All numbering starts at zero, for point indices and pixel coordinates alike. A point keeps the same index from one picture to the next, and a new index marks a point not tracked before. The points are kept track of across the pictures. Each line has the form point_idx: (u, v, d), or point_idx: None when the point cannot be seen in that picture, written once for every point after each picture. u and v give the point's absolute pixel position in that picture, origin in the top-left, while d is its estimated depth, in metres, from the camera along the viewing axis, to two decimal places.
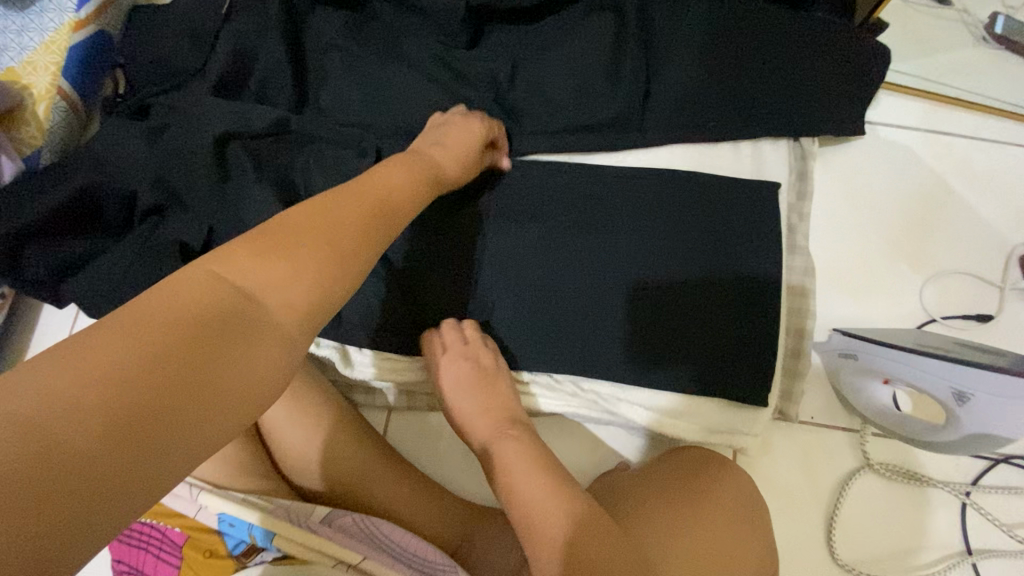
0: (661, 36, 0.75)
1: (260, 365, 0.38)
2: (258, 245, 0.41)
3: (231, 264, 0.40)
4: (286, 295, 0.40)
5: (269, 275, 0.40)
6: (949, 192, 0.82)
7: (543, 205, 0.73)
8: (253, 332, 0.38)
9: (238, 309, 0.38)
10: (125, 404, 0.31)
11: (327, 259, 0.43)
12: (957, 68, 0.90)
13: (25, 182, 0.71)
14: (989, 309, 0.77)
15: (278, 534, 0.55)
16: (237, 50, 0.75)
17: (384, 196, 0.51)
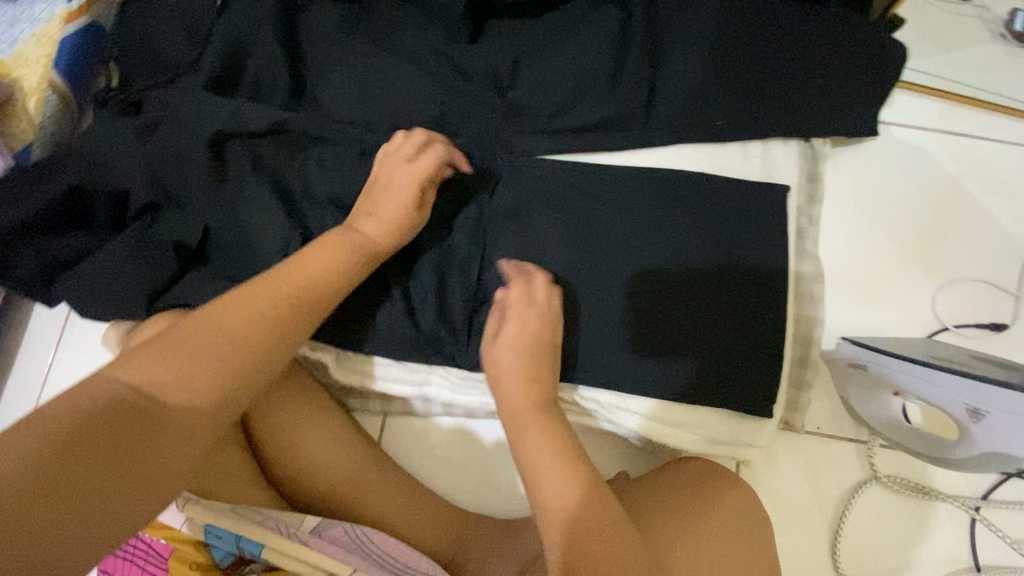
0: (667, 32, 0.72)
1: (180, 440, 0.43)
2: (175, 340, 0.45)
3: (139, 367, 0.43)
4: (193, 397, 0.43)
5: (166, 375, 0.43)
6: (964, 196, 0.79)
7: (563, 210, 0.70)
8: (154, 429, 0.42)
9: (146, 409, 0.42)
10: (38, 481, 0.37)
11: (247, 333, 0.47)
12: (975, 66, 0.87)
13: (14, 178, 0.69)
14: (1003, 318, 0.74)
15: (268, 546, 0.54)
16: (231, 44, 0.73)
17: (306, 273, 0.54)
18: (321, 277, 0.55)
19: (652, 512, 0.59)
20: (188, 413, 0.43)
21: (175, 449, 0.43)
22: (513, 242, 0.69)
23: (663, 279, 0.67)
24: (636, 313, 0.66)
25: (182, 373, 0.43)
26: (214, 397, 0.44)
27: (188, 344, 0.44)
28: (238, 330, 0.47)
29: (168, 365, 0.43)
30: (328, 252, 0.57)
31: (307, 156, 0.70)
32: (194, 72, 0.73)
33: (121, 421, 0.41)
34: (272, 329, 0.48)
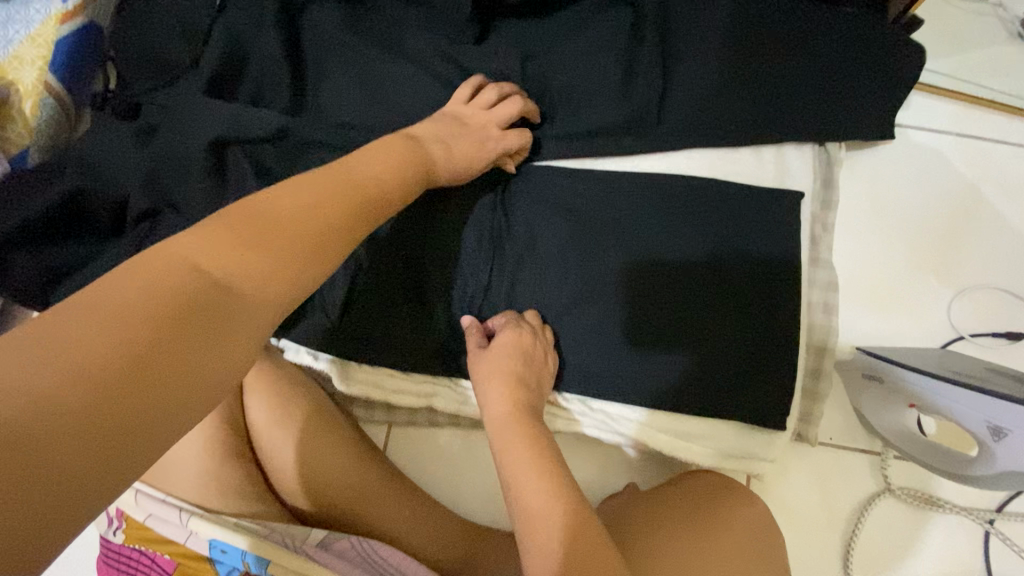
0: (679, 33, 0.70)
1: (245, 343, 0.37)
2: (239, 233, 0.40)
3: (207, 247, 0.38)
4: (266, 280, 0.39)
5: (241, 267, 0.38)
6: (981, 201, 0.78)
7: (578, 222, 0.68)
8: (231, 322, 0.36)
9: (213, 303, 0.36)
10: (106, 394, 0.30)
11: (311, 244, 0.43)
12: (994, 66, 0.85)
13: (10, 184, 0.68)
14: (1020, 326, 0.73)
15: (273, 561, 0.52)
16: (231, 46, 0.71)
17: (368, 190, 0.50)
18: (380, 199, 0.50)
19: (662, 525, 0.58)
20: (254, 307, 0.38)
21: (254, 344, 0.38)
22: (526, 255, 0.68)
23: (675, 287, 0.65)
24: (648, 324, 0.65)
25: (244, 272, 0.38)
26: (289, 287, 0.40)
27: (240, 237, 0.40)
28: (294, 232, 0.42)
29: (223, 259, 0.38)
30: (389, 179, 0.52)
31: (309, 160, 0.68)
32: (194, 75, 0.71)
33: (181, 312, 0.34)
34: (337, 236, 0.45)
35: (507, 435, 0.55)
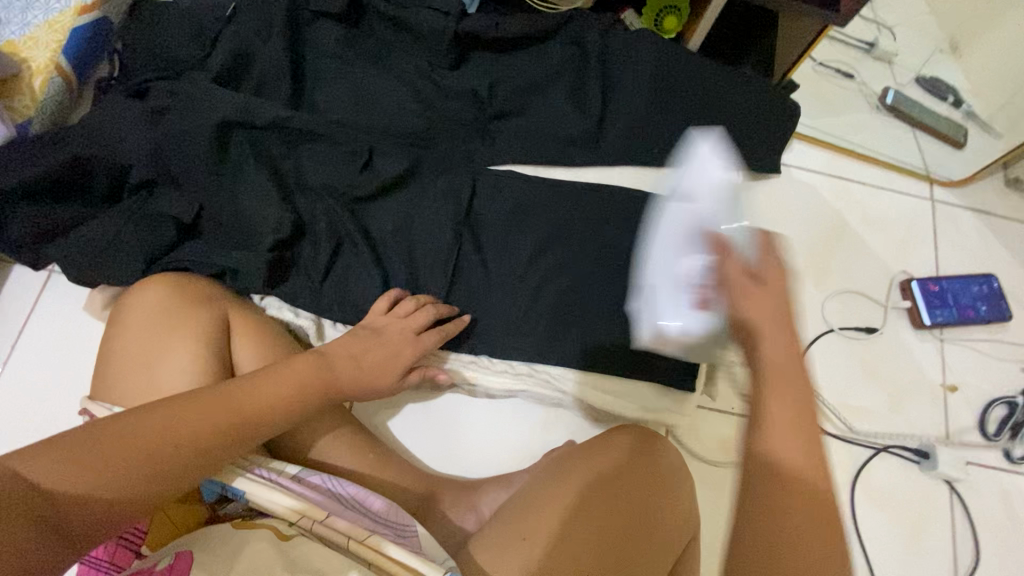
0: (617, 75, 0.87)
1: (55, 541, 0.48)
2: (86, 452, 0.49)
3: (40, 467, 0.48)
4: (94, 488, 0.49)
5: (47, 469, 0.48)
6: (848, 226, 0.98)
7: (534, 214, 0.83)
8: (32, 524, 0.47)
9: (16, 503, 0.47)
10: None
11: (125, 467, 0.50)
12: (857, 128, 1.10)
13: (20, 144, 0.74)
14: (875, 323, 0.92)
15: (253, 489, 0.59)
16: (236, 48, 0.81)
17: (245, 410, 0.58)
18: (261, 416, 0.59)
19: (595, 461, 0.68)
20: (93, 509, 0.50)
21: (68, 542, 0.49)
22: (489, 241, 0.82)
23: (608, 274, 0.80)
24: (587, 298, 0.79)
25: (80, 487, 0.49)
26: (127, 504, 0.51)
27: (84, 452, 0.49)
28: (163, 449, 0.52)
29: (69, 472, 0.48)
30: (276, 397, 0.60)
31: (304, 147, 0.79)
32: (202, 70, 0.82)
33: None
34: (191, 445, 0.54)
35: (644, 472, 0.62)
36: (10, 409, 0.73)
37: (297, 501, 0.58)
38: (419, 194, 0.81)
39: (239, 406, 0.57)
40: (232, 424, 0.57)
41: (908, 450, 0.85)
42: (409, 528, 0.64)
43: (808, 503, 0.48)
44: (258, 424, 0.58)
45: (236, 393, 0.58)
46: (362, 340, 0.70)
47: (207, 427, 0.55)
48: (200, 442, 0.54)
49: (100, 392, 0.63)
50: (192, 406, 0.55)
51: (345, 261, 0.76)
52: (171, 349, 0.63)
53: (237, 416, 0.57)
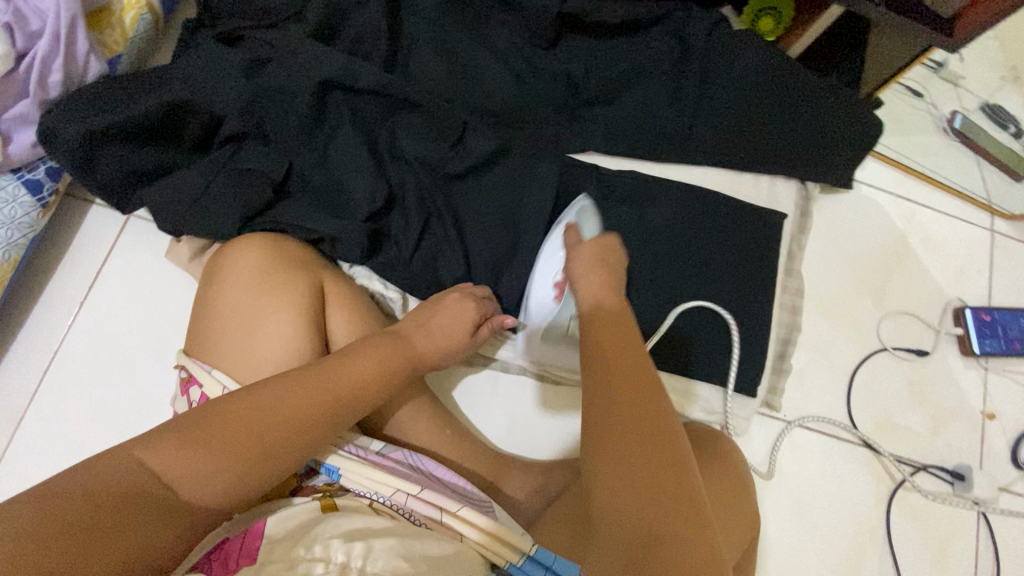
0: (712, 75, 0.86)
1: (180, 522, 0.50)
2: (190, 433, 0.50)
3: (160, 455, 0.48)
4: (214, 481, 0.50)
5: (170, 464, 0.49)
6: (908, 248, 1.00)
7: (618, 204, 0.83)
8: (164, 508, 0.48)
9: (152, 491, 0.48)
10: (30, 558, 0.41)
11: (240, 453, 0.51)
12: (924, 149, 1.10)
13: (111, 83, 0.71)
14: (926, 346, 0.94)
15: (344, 468, 0.62)
16: (333, 6, 0.79)
17: (341, 391, 0.58)
18: (354, 396, 0.59)
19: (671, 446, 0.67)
20: (211, 495, 0.50)
21: (190, 524, 0.51)
22: None
23: (676, 275, 0.82)
24: (658, 297, 0.81)
25: (199, 474, 0.49)
26: (237, 488, 0.51)
27: (200, 441, 0.50)
28: (270, 435, 0.52)
29: (189, 461, 0.49)
30: (367, 369, 0.61)
31: (398, 116, 0.78)
32: (297, 22, 0.79)
33: (134, 499, 0.47)
34: (294, 431, 0.54)
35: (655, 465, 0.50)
36: (93, 352, 0.74)
37: (391, 479, 0.61)
38: (507, 176, 0.81)
39: (333, 388, 0.57)
40: (330, 406, 0.57)
41: (947, 471, 0.89)
42: (487, 503, 0.65)
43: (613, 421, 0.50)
44: (351, 404, 0.58)
45: (327, 378, 0.58)
46: (429, 309, 0.70)
47: (306, 412, 0.55)
48: (303, 426, 0.54)
49: (198, 349, 0.63)
50: (287, 390, 0.55)
51: (433, 237, 0.77)
52: (271, 316, 0.63)
53: (333, 400, 0.57)
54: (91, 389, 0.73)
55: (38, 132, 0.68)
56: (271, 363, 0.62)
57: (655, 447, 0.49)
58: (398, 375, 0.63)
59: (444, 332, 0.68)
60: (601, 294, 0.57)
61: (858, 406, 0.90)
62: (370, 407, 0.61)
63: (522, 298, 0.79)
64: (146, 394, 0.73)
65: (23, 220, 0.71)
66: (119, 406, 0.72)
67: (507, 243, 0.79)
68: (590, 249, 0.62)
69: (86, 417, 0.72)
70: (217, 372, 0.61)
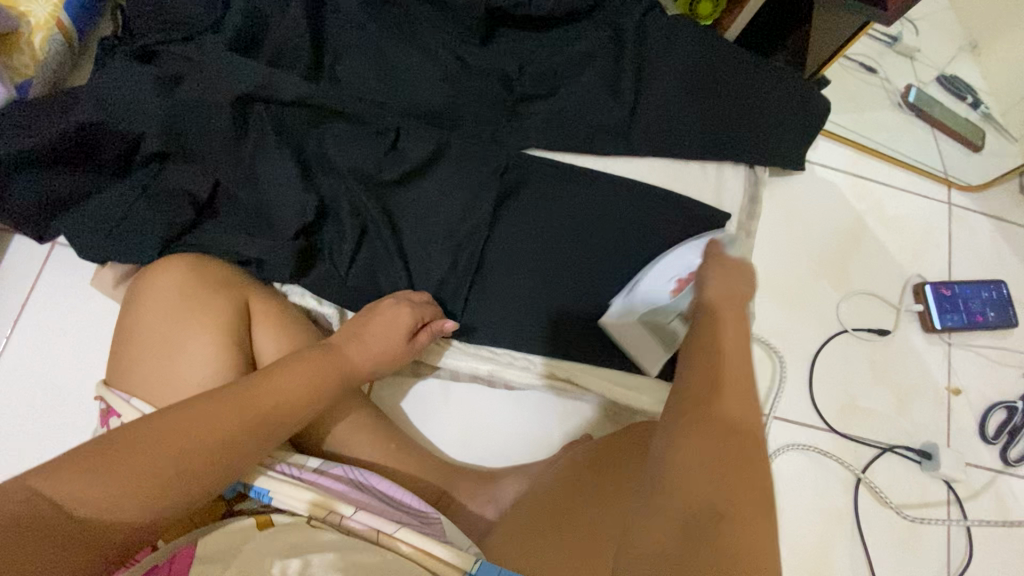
0: (650, 63, 0.85)
1: (80, 555, 0.47)
2: (101, 457, 0.48)
3: (58, 484, 0.46)
4: (120, 509, 0.47)
5: (70, 494, 0.46)
6: (865, 227, 0.98)
7: (560, 200, 0.81)
8: (63, 539, 0.46)
9: (48, 522, 0.45)
10: None
11: (152, 478, 0.48)
12: (879, 126, 1.08)
13: (18, 109, 0.68)
14: (887, 325, 0.93)
15: (275, 490, 0.60)
16: (253, 14, 0.76)
17: (266, 411, 0.56)
18: (279, 417, 0.57)
19: (616, 444, 0.67)
20: (116, 524, 0.48)
21: (96, 556, 0.48)
22: (509, 223, 0.80)
23: (623, 270, 0.80)
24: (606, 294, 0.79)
25: (103, 503, 0.47)
26: (148, 516, 0.49)
27: (104, 468, 0.47)
28: (188, 458, 0.50)
29: (94, 489, 0.47)
30: (293, 389, 0.59)
31: (326, 125, 0.76)
32: (216, 34, 0.76)
33: (29, 531, 0.44)
34: (212, 454, 0.52)
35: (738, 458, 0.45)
36: (18, 388, 0.71)
37: (324, 499, 0.59)
38: (444, 180, 0.78)
39: (258, 408, 0.55)
40: (254, 426, 0.55)
41: (913, 450, 0.87)
42: (431, 517, 0.63)
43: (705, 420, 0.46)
44: (275, 423, 0.56)
45: (251, 396, 0.56)
46: (364, 320, 0.68)
47: (227, 432, 0.53)
48: (222, 447, 0.52)
49: (118, 378, 0.61)
50: (205, 409, 0.53)
51: (369, 247, 0.75)
52: (192, 337, 0.61)
53: (257, 419, 0.55)
54: (16, 429, 0.70)
55: None
56: (195, 389, 0.59)
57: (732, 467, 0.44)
58: (329, 393, 0.62)
59: (378, 343, 0.67)
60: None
61: (819, 390, 0.89)
62: (300, 425, 0.59)
63: (464, 303, 0.77)
64: (74, 427, 0.70)
65: None
66: (45, 442, 0.69)
67: (448, 248, 0.77)
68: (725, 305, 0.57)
69: (10, 455, 0.69)
70: (135, 402, 0.58)
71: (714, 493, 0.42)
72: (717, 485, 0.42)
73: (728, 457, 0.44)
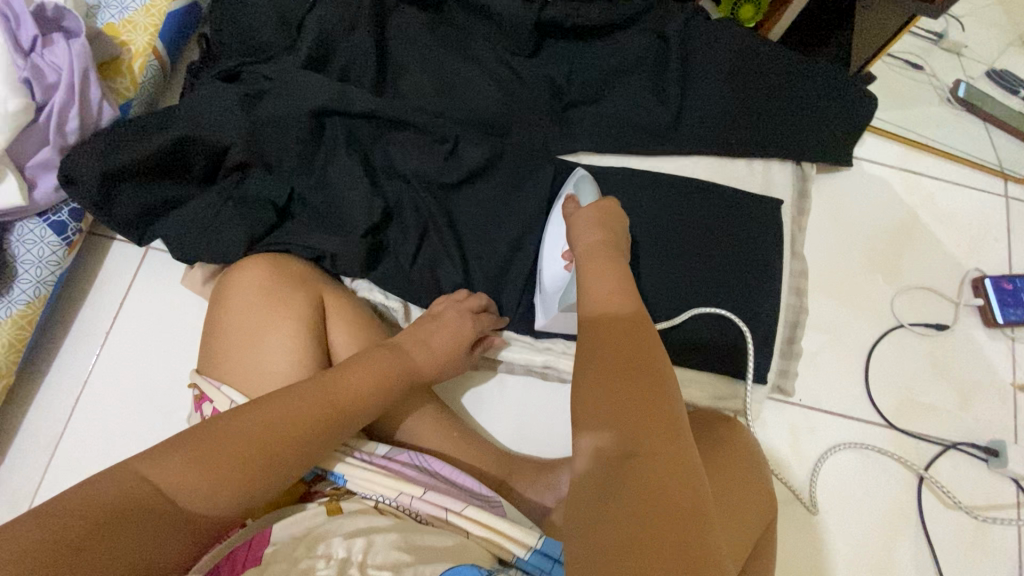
0: (696, 66, 0.87)
1: (174, 544, 0.51)
2: (204, 444, 0.52)
3: (162, 469, 0.51)
4: (214, 493, 0.51)
5: (176, 475, 0.51)
6: (918, 222, 0.98)
7: (610, 197, 0.84)
8: (161, 522, 0.50)
9: (156, 505, 0.50)
10: (49, 563, 0.43)
11: (240, 468, 0.53)
12: (930, 121, 1.07)
13: (122, 125, 0.76)
14: (946, 320, 0.91)
15: (351, 471, 0.64)
16: (325, 34, 0.83)
17: (343, 403, 0.60)
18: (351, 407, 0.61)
19: None
20: (208, 509, 0.52)
21: (187, 538, 0.52)
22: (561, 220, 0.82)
23: (674, 265, 0.81)
24: (658, 288, 0.80)
25: (201, 485, 0.51)
26: (235, 500, 0.53)
27: (200, 455, 0.52)
28: (270, 445, 0.54)
29: (193, 471, 0.51)
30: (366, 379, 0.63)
31: (389, 133, 0.81)
32: (291, 54, 0.83)
33: (141, 513, 0.49)
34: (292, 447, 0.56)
35: (669, 452, 0.49)
36: (117, 380, 0.78)
37: (396, 480, 0.63)
38: (498, 182, 0.83)
39: (334, 396, 0.60)
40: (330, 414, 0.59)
41: (978, 447, 0.85)
42: (493, 500, 0.66)
43: (642, 436, 0.50)
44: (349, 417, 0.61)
45: (329, 383, 0.61)
46: (427, 318, 0.73)
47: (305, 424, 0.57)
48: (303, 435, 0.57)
49: (209, 367, 0.67)
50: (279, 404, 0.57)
51: (430, 247, 0.79)
52: (277, 330, 0.66)
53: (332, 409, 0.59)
54: (117, 415, 0.77)
55: (58, 176, 0.73)
56: (277, 376, 0.65)
57: (669, 468, 0.48)
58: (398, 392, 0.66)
59: (441, 336, 0.71)
60: (606, 298, 0.60)
61: (878, 386, 0.88)
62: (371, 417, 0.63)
63: (520, 298, 0.80)
64: (166, 416, 0.76)
65: (50, 258, 0.76)
66: (141, 430, 0.76)
67: (504, 246, 0.80)
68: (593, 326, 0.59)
69: (111, 441, 0.76)
70: (225, 389, 0.64)
71: (646, 504, 0.46)
72: (662, 493, 0.47)
73: (658, 462, 0.48)
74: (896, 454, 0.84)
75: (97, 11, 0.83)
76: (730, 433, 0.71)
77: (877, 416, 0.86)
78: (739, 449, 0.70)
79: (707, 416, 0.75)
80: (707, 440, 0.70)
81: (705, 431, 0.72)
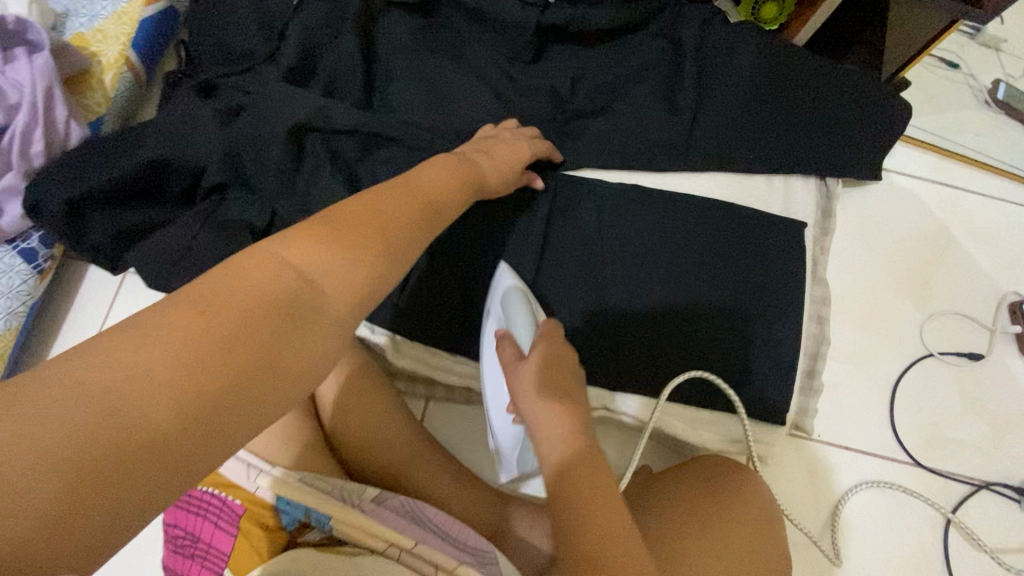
0: (711, 73, 0.80)
1: (312, 349, 0.37)
2: (315, 227, 0.40)
3: (246, 312, 0.35)
4: (339, 269, 0.39)
5: (288, 267, 0.38)
6: (951, 239, 0.90)
7: (616, 218, 0.78)
8: (297, 317, 0.37)
9: (287, 291, 0.37)
10: (165, 424, 0.30)
11: (346, 237, 0.41)
12: (967, 126, 0.99)
13: (90, 146, 0.71)
14: (980, 349, 0.85)
15: (335, 518, 0.56)
16: (309, 43, 0.77)
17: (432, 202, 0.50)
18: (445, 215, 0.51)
19: (692, 501, 0.64)
20: (335, 284, 0.39)
21: (320, 361, 0.38)
22: (561, 245, 0.76)
23: (685, 294, 0.75)
24: (668, 319, 0.74)
25: (321, 251, 0.39)
26: (361, 268, 0.40)
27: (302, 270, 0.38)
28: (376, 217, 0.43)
29: (310, 255, 0.39)
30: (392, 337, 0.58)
31: (375, 149, 0.75)
32: (272, 65, 0.78)
33: (278, 302, 0.36)
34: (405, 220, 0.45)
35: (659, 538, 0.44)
36: None
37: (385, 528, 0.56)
38: (494, 203, 0.76)
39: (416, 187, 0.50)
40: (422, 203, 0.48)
41: (1012, 489, 0.79)
42: (488, 554, 0.60)
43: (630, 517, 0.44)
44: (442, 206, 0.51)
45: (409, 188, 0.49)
46: None
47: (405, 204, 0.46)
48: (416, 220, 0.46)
49: None
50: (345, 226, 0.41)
51: (421, 274, 0.74)
52: None
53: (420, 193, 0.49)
54: None
55: (24, 204, 0.69)
56: None
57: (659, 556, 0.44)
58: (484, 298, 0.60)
59: None
60: None
61: (904, 421, 0.81)
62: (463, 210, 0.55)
63: None
64: None
65: (20, 289, 0.71)
66: None
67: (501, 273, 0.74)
68: (537, 361, 0.53)
69: None
70: None
71: None
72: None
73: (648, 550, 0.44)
74: (923, 496, 0.78)
75: (66, 21, 0.79)
76: (741, 487, 0.66)
77: (902, 453, 0.80)
78: (753, 503, 0.64)
79: (718, 462, 0.70)
80: (717, 492, 0.65)
81: (715, 480, 0.66)
